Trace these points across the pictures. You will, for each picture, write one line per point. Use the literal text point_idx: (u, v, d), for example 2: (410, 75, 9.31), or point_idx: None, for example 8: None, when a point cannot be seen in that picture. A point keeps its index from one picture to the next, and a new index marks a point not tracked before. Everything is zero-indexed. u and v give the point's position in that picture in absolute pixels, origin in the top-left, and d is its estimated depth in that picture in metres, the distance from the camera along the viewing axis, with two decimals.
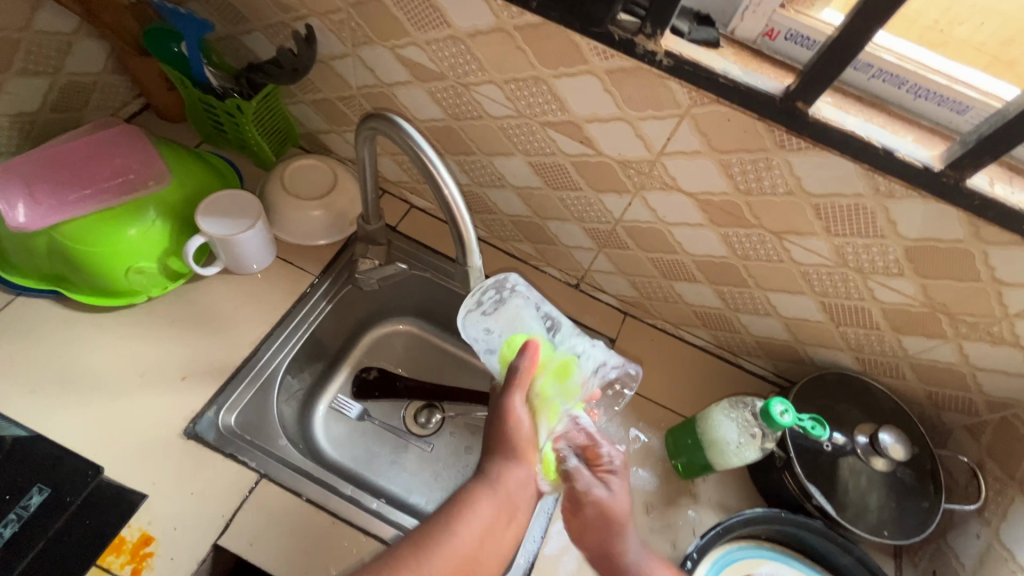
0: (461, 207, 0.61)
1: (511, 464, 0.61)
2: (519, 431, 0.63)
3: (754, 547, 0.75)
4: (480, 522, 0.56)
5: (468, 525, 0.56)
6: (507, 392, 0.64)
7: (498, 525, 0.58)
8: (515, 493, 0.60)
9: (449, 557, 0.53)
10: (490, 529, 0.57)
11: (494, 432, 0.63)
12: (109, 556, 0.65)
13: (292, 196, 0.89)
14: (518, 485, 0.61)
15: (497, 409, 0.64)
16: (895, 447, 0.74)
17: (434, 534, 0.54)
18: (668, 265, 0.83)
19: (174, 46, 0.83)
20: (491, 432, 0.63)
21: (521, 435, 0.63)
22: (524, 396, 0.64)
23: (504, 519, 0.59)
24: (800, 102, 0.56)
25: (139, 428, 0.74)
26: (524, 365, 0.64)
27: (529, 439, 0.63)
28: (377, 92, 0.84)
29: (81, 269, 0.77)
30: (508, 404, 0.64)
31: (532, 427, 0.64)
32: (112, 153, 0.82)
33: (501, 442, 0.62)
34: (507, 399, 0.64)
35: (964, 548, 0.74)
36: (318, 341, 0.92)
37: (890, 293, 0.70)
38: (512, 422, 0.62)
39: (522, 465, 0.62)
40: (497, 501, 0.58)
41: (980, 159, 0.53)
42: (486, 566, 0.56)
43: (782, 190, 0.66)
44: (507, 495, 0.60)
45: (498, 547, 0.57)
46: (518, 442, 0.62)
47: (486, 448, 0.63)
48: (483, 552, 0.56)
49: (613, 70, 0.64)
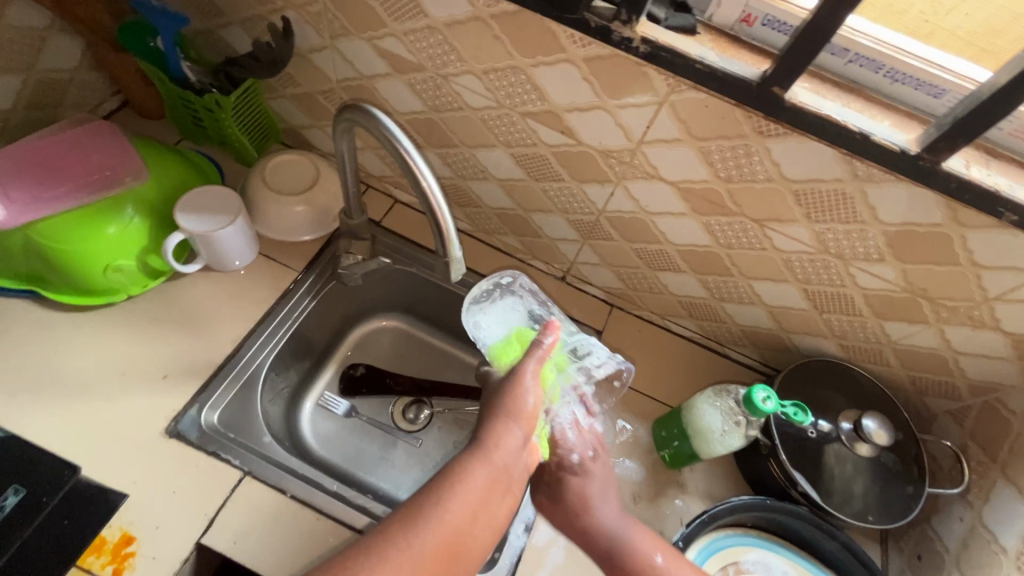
0: (440, 199, 0.61)
1: (510, 431, 0.58)
2: (524, 399, 0.60)
3: (740, 535, 0.75)
4: (474, 495, 0.53)
5: (460, 499, 0.52)
6: (522, 360, 0.63)
7: (493, 496, 0.54)
8: (511, 463, 0.56)
9: (440, 531, 0.50)
10: (484, 502, 0.53)
11: (498, 397, 0.60)
12: (90, 556, 0.64)
13: (273, 192, 0.88)
14: (514, 455, 0.57)
15: (509, 376, 0.62)
16: (879, 432, 0.74)
17: (425, 508, 0.51)
18: (652, 256, 0.83)
19: (150, 42, 0.82)
20: (494, 397, 0.61)
21: (526, 403, 0.60)
22: (537, 366, 0.63)
23: (499, 490, 0.55)
24: (776, 87, 0.56)
25: (119, 428, 0.73)
26: (546, 343, 0.64)
27: (532, 408, 0.60)
28: (357, 84, 0.83)
29: (57, 268, 0.76)
30: (519, 372, 0.62)
31: (537, 396, 0.61)
32: (88, 150, 0.81)
33: (503, 408, 0.59)
34: (519, 367, 0.62)
35: (948, 532, 0.75)
36: (303, 337, 0.91)
37: (872, 279, 0.70)
38: (519, 390, 0.60)
39: (520, 434, 0.58)
40: (492, 472, 0.55)
41: (955, 141, 0.53)
42: (479, 540, 0.53)
43: (763, 177, 0.66)
44: (503, 465, 0.56)
45: (492, 520, 0.54)
46: (521, 410, 0.59)
47: (487, 412, 0.60)
48: (476, 527, 0.52)
49: (590, 57, 0.64)
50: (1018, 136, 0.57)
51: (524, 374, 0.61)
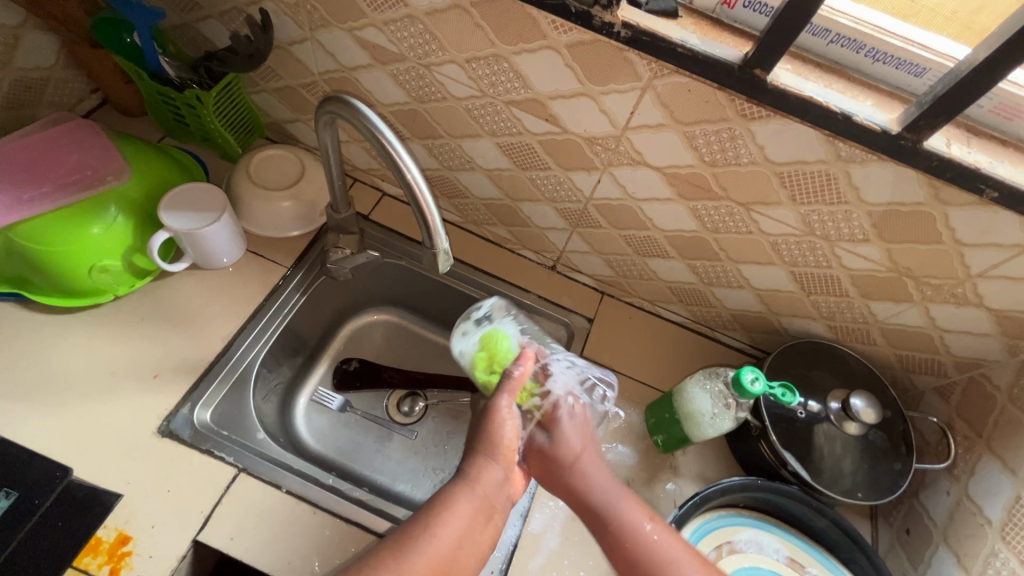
0: (424, 190, 0.60)
1: (491, 465, 0.60)
2: (502, 434, 0.61)
3: (733, 515, 0.76)
4: (459, 522, 0.55)
5: (447, 525, 0.55)
6: (495, 396, 0.63)
7: (476, 524, 0.57)
8: (494, 494, 0.59)
9: (429, 558, 0.52)
10: (469, 530, 0.56)
11: (475, 434, 0.62)
12: (86, 557, 0.64)
13: (258, 187, 0.88)
14: (496, 486, 0.60)
15: (484, 411, 0.63)
16: (867, 411, 0.75)
17: (413, 534, 0.54)
18: (640, 242, 0.83)
19: (126, 37, 0.81)
20: (473, 432, 0.63)
21: (503, 437, 0.61)
22: (511, 399, 0.63)
23: (483, 518, 0.58)
24: (758, 69, 0.56)
25: (110, 429, 0.72)
26: (517, 373, 0.64)
27: (511, 441, 0.62)
28: (339, 76, 0.82)
29: (42, 270, 0.75)
30: (494, 407, 0.62)
31: (515, 430, 0.62)
32: (67, 149, 0.79)
33: (482, 443, 0.61)
34: (494, 403, 0.62)
35: (935, 505, 0.76)
36: (294, 333, 0.91)
37: (857, 260, 0.71)
38: (496, 426, 0.61)
39: (502, 467, 0.61)
40: (475, 502, 0.57)
41: (935, 120, 0.53)
42: (465, 565, 0.55)
43: (747, 160, 0.66)
44: (485, 496, 0.59)
45: (476, 546, 0.57)
46: (500, 445, 0.61)
47: (469, 446, 0.62)
48: (461, 553, 0.55)
49: (572, 43, 0.63)
50: (998, 113, 0.57)
51: (500, 408, 0.62)
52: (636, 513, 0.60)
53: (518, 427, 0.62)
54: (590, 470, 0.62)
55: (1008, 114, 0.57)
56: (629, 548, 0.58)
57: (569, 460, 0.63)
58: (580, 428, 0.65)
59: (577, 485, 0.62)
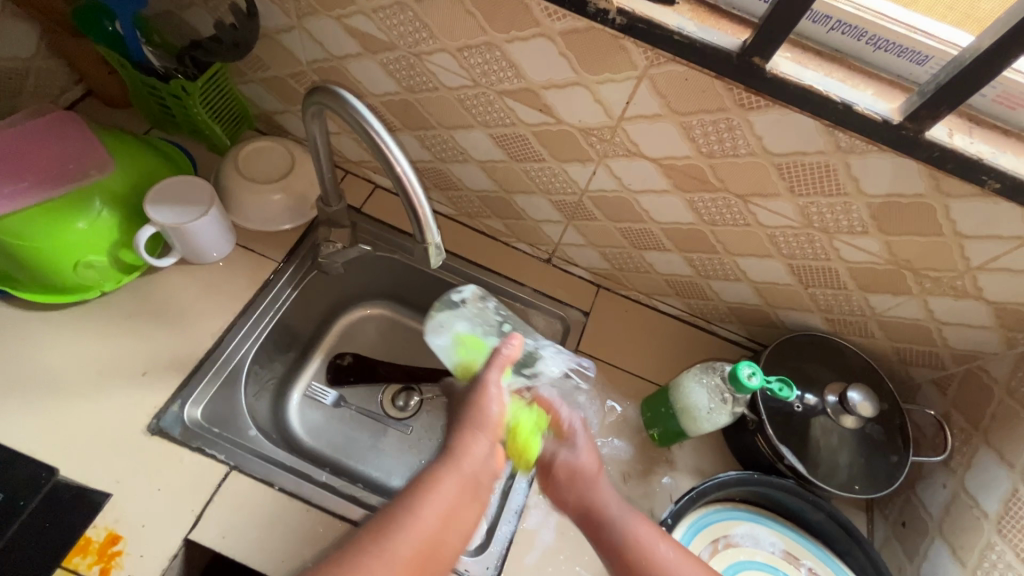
0: (415, 183, 0.59)
1: (478, 441, 0.58)
2: (490, 407, 0.60)
3: (729, 509, 0.76)
4: (443, 503, 0.54)
5: (431, 506, 0.54)
6: (485, 369, 0.63)
7: (463, 504, 0.55)
8: (481, 470, 0.57)
9: (409, 540, 0.51)
10: (454, 510, 0.55)
11: (461, 412, 0.60)
12: (76, 557, 0.63)
13: (248, 180, 0.86)
14: (483, 462, 0.58)
15: (473, 385, 0.62)
16: (863, 404, 0.74)
17: (395, 515, 0.53)
18: (636, 235, 0.82)
19: (107, 25, 0.78)
20: (459, 410, 0.61)
21: (491, 411, 0.60)
22: (499, 373, 0.63)
23: (469, 497, 0.56)
24: (756, 57, 0.54)
25: (97, 429, 0.71)
26: (506, 349, 0.64)
27: (499, 415, 0.60)
28: (328, 66, 0.81)
29: (26, 266, 0.74)
30: (483, 381, 0.62)
31: (502, 403, 0.61)
32: (48, 142, 0.77)
33: (470, 416, 0.59)
34: (483, 376, 0.62)
35: (932, 498, 0.76)
36: (286, 328, 0.90)
37: (856, 252, 0.70)
38: (482, 399, 0.60)
39: (489, 441, 0.59)
40: (460, 481, 0.55)
41: (938, 109, 0.52)
42: (450, 547, 0.54)
43: (745, 151, 0.64)
44: (472, 474, 0.56)
45: (464, 527, 0.55)
46: (488, 418, 0.59)
47: (455, 424, 0.60)
48: (447, 535, 0.54)
49: (566, 31, 0.62)
50: (1002, 103, 0.56)
51: (488, 381, 0.61)
52: (645, 530, 0.61)
53: (503, 400, 0.61)
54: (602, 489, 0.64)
55: (1011, 103, 0.56)
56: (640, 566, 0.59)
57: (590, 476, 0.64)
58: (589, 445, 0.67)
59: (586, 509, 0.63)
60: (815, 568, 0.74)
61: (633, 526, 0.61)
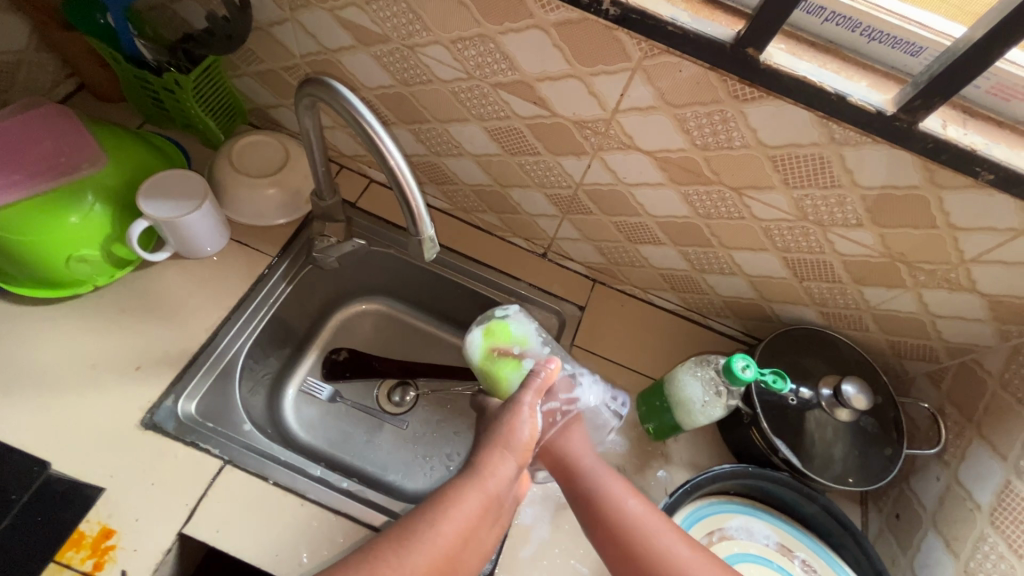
0: (408, 176, 0.58)
1: (505, 461, 0.58)
2: (521, 431, 0.60)
3: (724, 502, 0.76)
4: (465, 520, 0.54)
5: (452, 522, 0.53)
6: (520, 391, 0.63)
7: (484, 522, 0.56)
8: (503, 491, 0.58)
9: (429, 555, 0.51)
10: (475, 528, 0.55)
11: (491, 430, 0.61)
12: (69, 552, 0.63)
13: (241, 175, 0.85)
14: (507, 485, 0.58)
15: (507, 405, 0.62)
16: (858, 397, 0.75)
17: (415, 529, 0.53)
18: (631, 228, 0.81)
19: (100, 17, 0.78)
20: (487, 428, 0.62)
21: (522, 435, 0.60)
22: (535, 397, 0.63)
23: (490, 518, 0.56)
24: (750, 48, 0.54)
25: (90, 423, 0.71)
26: (543, 374, 0.65)
27: (529, 439, 0.61)
28: (322, 59, 0.80)
29: (17, 260, 0.73)
30: (517, 402, 0.63)
31: (534, 428, 0.61)
32: (39, 134, 0.76)
33: (498, 437, 0.60)
34: (517, 399, 0.63)
35: (925, 491, 0.76)
36: (281, 323, 0.90)
37: (850, 245, 0.70)
38: (515, 421, 0.60)
39: (514, 464, 0.59)
40: (482, 500, 0.56)
41: (931, 100, 0.52)
42: (466, 565, 0.54)
43: (739, 143, 0.64)
44: (494, 493, 0.57)
45: (480, 545, 0.56)
46: (518, 440, 0.60)
47: (482, 441, 0.60)
48: (465, 553, 0.54)
49: (560, 22, 0.61)
50: (996, 94, 0.56)
51: (522, 404, 0.62)
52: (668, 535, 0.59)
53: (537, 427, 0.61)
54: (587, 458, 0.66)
55: (1005, 95, 0.56)
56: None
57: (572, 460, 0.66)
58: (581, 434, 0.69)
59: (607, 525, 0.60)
60: (809, 560, 0.74)
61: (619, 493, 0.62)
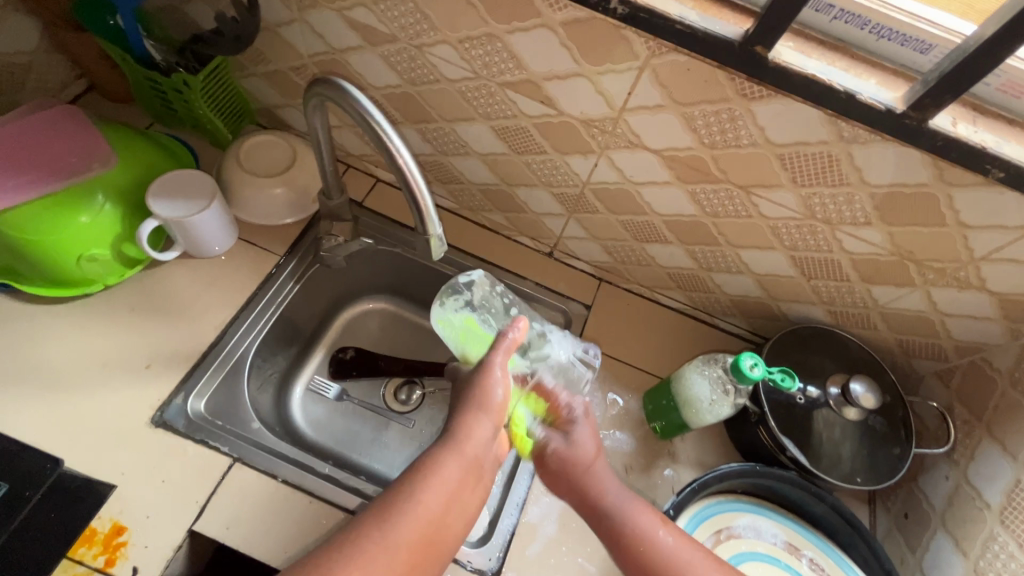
0: (417, 175, 0.59)
1: (481, 423, 0.58)
2: (495, 391, 0.60)
3: (731, 501, 0.76)
4: (446, 486, 0.54)
5: (434, 490, 0.53)
6: (489, 352, 0.62)
7: (465, 486, 0.55)
8: (482, 452, 0.58)
9: (414, 525, 0.50)
10: (457, 493, 0.54)
11: (463, 393, 0.61)
12: (81, 548, 0.64)
13: (250, 175, 0.86)
14: (485, 445, 0.58)
15: (476, 367, 0.62)
16: (867, 396, 0.74)
17: (397, 500, 0.52)
18: (638, 227, 0.81)
19: (109, 20, 0.79)
20: (459, 394, 0.61)
21: (495, 396, 0.60)
22: (505, 357, 0.62)
23: (471, 479, 0.56)
24: (758, 46, 0.54)
25: (101, 421, 0.72)
26: (511, 335, 0.63)
27: (502, 399, 0.61)
28: (329, 59, 0.81)
29: (29, 259, 0.74)
30: (486, 363, 0.62)
31: (506, 386, 0.61)
32: (51, 135, 0.77)
33: (472, 400, 0.59)
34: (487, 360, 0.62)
35: (934, 490, 0.76)
36: (288, 322, 0.90)
37: (859, 244, 0.69)
38: (488, 383, 0.60)
39: (491, 425, 0.59)
40: (463, 464, 0.55)
41: (942, 98, 0.52)
42: (453, 530, 0.54)
43: (748, 142, 0.64)
44: (474, 457, 0.57)
45: (465, 509, 0.55)
46: (492, 402, 0.59)
47: (455, 407, 0.60)
48: (449, 518, 0.53)
49: (568, 21, 0.61)
50: (1006, 92, 0.56)
51: (491, 365, 0.61)
52: (635, 505, 0.60)
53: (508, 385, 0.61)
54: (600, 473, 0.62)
55: (1015, 93, 0.55)
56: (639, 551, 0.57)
57: (583, 465, 0.62)
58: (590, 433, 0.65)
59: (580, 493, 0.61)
60: (817, 559, 0.74)
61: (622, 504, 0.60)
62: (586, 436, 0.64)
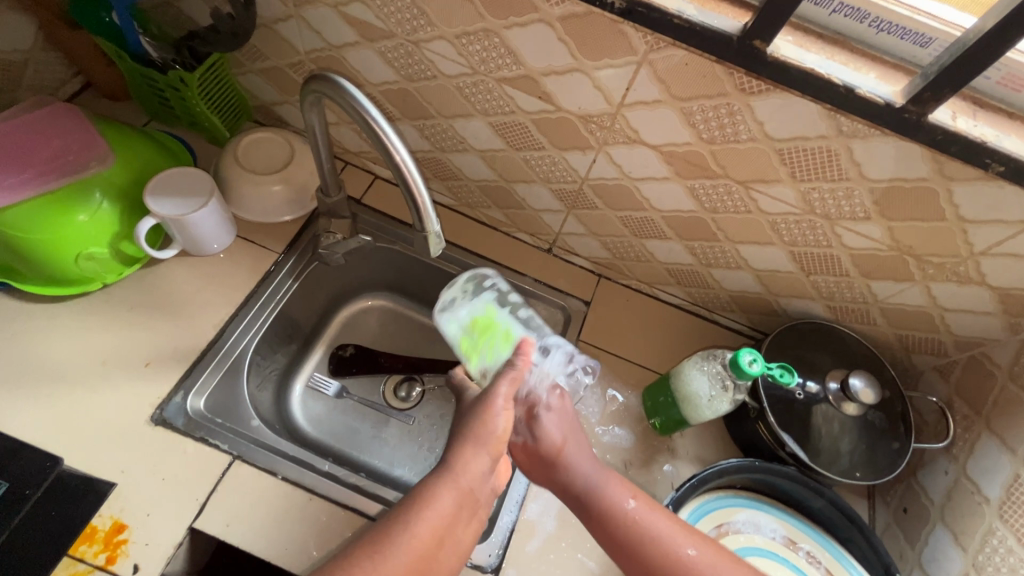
0: (414, 172, 0.58)
1: (479, 456, 0.56)
2: (495, 424, 0.57)
3: (730, 496, 0.76)
4: (439, 519, 0.53)
5: (427, 522, 0.52)
6: (494, 382, 0.59)
7: (458, 520, 0.55)
8: (478, 487, 0.56)
9: (406, 557, 0.50)
10: (450, 526, 0.54)
11: (466, 419, 0.58)
12: (82, 546, 0.64)
13: (246, 172, 0.86)
14: (482, 479, 0.57)
15: (480, 399, 0.58)
16: (866, 391, 0.74)
17: (393, 531, 0.52)
18: (637, 223, 0.81)
19: (105, 16, 0.78)
20: (463, 418, 0.59)
21: (496, 428, 0.57)
22: (510, 388, 0.59)
23: (465, 514, 0.55)
24: (757, 40, 0.54)
25: (102, 419, 0.72)
26: (519, 363, 0.60)
27: (503, 431, 0.58)
28: (326, 55, 0.80)
29: (27, 258, 0.74)
30: (491, 395, 0.58)
31: (509, 419, 0.58)
32: (48, 134, 0.76)
33: (472, 431, 0.57)
34: (492, 390, 0.58)
35: (933, 484, 0.76)
36: (287, 320, 0.90)
37: (858, 239, 0.69)
38: (489, 413, 0.57)
39: (489, 458, 0.57)
40: (457, 497, 0.54)
41: (941, 92, 0.51)
42: (443, 563, 0.54)
43: (747, 137, 0.64)
44: (468, 489, 0.55)
45: (457, 543, 0.55)
46: (492, 434, 0.57)
47: (454, 433, 0.58)
48: (441, 551, 0.53)
49: (566, 16, 0.61)
50: (1006, 85, 0.55)
51: (497, 397, 0.58)
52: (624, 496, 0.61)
53: (513, 418, 0.58)
54: (577, 461, 0.63)
55: (1015, 85, 0.55)
56: (626, 538, 0.58)
57: (554, 453, 0.63)
58: (562, 420, 0.65)
59: (562, 481, 0.62)
60: (814, 552, 0.74)
61: (606, 492, 0.61)
62: (553, 425, 0.64)
